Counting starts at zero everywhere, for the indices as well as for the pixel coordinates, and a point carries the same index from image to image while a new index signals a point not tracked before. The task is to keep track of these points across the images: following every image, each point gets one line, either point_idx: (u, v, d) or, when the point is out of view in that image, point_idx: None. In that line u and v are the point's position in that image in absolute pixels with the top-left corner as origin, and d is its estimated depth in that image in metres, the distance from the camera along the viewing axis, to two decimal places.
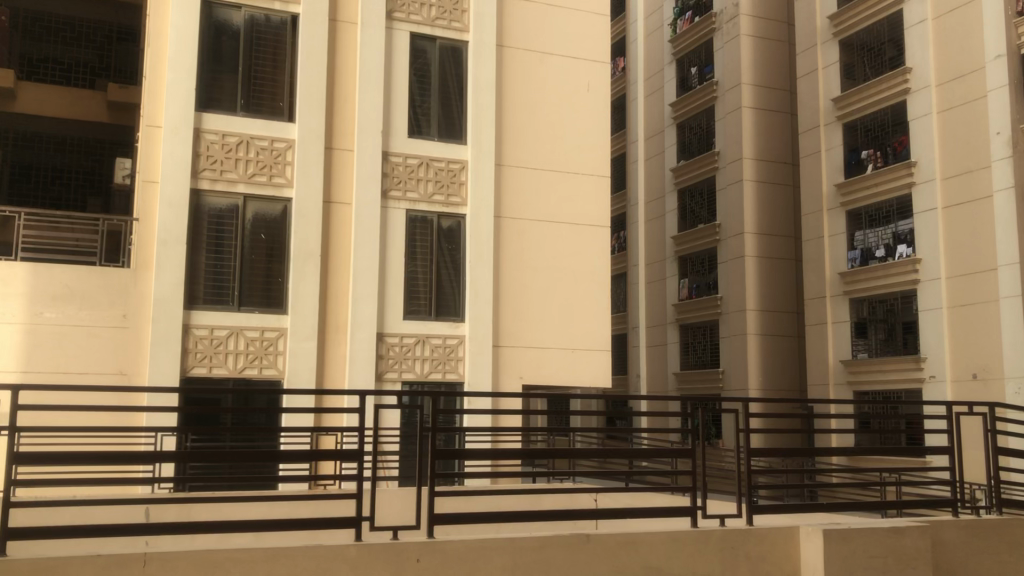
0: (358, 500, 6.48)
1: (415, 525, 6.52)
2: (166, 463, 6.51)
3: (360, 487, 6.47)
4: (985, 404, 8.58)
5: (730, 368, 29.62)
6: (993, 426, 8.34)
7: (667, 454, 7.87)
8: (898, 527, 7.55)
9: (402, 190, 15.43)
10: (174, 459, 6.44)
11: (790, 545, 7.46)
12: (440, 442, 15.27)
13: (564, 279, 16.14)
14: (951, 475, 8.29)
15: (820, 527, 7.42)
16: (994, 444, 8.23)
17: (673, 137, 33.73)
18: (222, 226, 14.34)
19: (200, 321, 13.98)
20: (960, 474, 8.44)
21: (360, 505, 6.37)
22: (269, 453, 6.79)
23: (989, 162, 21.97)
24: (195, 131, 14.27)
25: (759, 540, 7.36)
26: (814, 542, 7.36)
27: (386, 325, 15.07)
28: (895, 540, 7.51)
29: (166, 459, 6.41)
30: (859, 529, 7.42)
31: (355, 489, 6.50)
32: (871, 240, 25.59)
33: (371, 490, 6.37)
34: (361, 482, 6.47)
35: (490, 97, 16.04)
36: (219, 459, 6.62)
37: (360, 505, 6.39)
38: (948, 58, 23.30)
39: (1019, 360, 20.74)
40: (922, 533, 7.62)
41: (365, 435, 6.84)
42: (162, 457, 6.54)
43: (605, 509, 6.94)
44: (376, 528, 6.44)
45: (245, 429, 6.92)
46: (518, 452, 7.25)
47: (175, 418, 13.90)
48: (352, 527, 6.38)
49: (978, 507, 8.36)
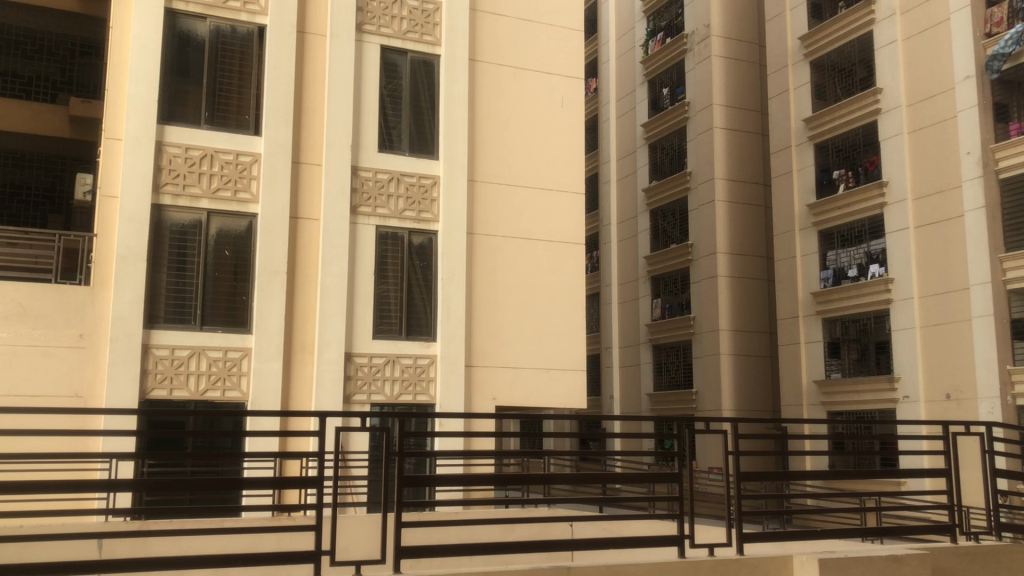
0: (320, 532, 5.99)
1: (379, 558, 5.99)
2: (120, 492, 6.06)
3: (320, 520, 5.99)
4: (982, 424, 8.25)
5: (703, 388, 29.36)
6: (991, 448, 8.01)
7: (650, 480, 7.43)
8: (897, 556, 7.23)
9: (372, 206, 15.02)
10: (130, 488, 5.98)
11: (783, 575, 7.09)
12: (410, 467, 14.82)
13: (537, 296, 15.80)
14: (950, 500, 7.94)
15: (815, 555, 7.08)
16: (992, 468, 7.91)
17: (645, 157, 33.64)
18: (185, 241, 13.86)
19: (161, 341, 13.46)
20: (957, 497, 8.10)
21: (320, 539, 5.90)
22: (229, 481, 6.34)
23: (960, 181, 21.92)
24: (157, 144, 13.80)
25: (751, 569, 6.99)
26: (809, 572, 7.01)
27: (355, 345, 14.60)
28: (894, 570, 7.20)
29: (121, 489, 5.94)
30: (858, 558, 7.08)
31: (315, 521, 6.02)
32: (843, 260, 25.51)
33: (334, 521, 5.89)
34: (321, 515, 6.00)
35: (463, 112, 15.73)
36: (178, 488, 6.17)
37: (319, 539, 5.93)
38: (918, 80, 23.33)
39: (991, 380, 20.56)
40: (921, 563, 7.30)
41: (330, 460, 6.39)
42: (118, 485, 6.10)
43: (587, 539, 6.51)
44: (338, 562, 5.94)
45: (209, 453, 6.50)
46: (492, 478, 6.85)
47: (134, 443, 13.35)
48: (313, 562, 5.88)
49: (977, 533, 8.03)
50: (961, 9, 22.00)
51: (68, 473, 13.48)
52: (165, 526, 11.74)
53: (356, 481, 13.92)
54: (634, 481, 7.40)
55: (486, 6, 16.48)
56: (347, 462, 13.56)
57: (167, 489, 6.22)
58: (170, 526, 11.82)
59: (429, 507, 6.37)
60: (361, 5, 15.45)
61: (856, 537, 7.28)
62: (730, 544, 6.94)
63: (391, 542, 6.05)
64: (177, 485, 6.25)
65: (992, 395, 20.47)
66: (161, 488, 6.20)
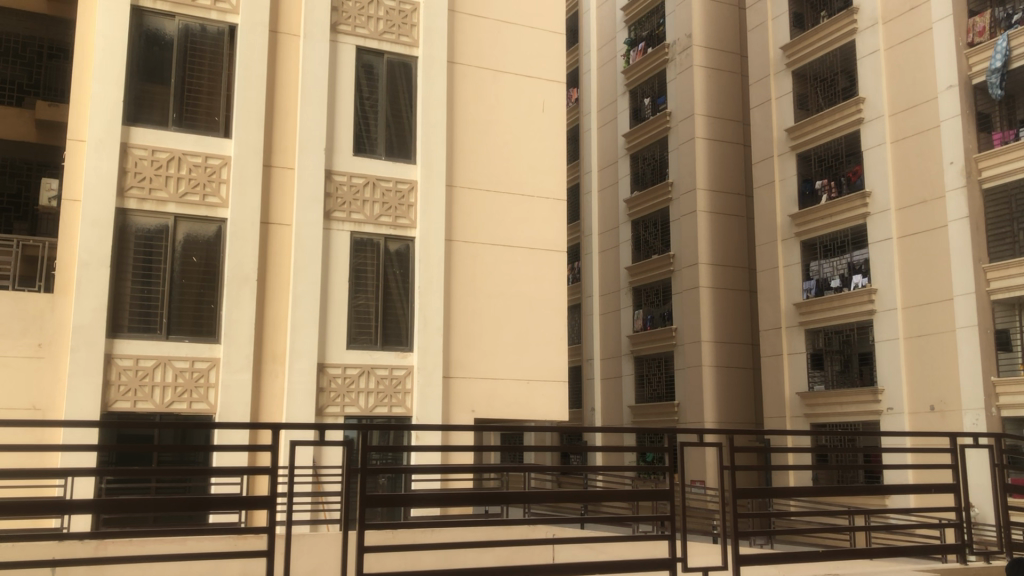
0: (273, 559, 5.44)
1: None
2: (76, 514, 5.58)
3: (272, 545, 5.55)
4: (990, 436, 7.88)
5: (686, 400, 28.97)
6: (1001, 461, 7.66)
7: (639, 497, 6.93)
8: None
9: (346, 211, 14.53)
10: (87, 511, 5.48)
11: None
12: (384, 483, 14.26)
13: (517, 306, 15.36)
14: (958, 516, 7.46)
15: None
16: (1002, 482, 7.52)
17: (626, 168, 33.35)
18: (151, 247, 13.32)
19: (124, 351, 12.89)
20: (966, 514, 7.67)
21: (271, 564, 5.47)
22: (192, 502, 5.89)
23: (943, 192, 21.66)
24: (122, 146, 13.27)
25: None
26: None
27: (327, 355, 14.08)
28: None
29: (77, 512, 5.44)
30: None
31: (268, 545, 5.51)
32: (826, 271, 25.22)
33: (287, 546, 5.46)
34: (274, 539, 5.56)
35: (441, 117, 15.28)
36: (139, 509, 5.71)
37: (270, 564, 5.51)
38: (901, 89, 23.11)
39: (976, 392, 20.27)
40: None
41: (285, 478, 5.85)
42: (76, 505, 5.62)
43: (568, 563, 6.03)
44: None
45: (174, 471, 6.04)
46: (467, 496, 6.36)
47: (96, 458, 12.78)
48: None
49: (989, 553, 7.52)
50: (943, 19, 21.84)
51: (26, 491, 12.90)
52: (124, 550, 11.17)
53: (328, 498, 13.39)
54: (618, 499, 6.89)
55: (464, 7, 16.06)
56: (318, 478, 13.01)
57: (128, 509, 5.75)
58: (129, 549, 11.27)
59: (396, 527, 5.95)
60: (336, 5, 14.99)
61: (861, 557, 6.72)
62: (725, 567, 6.39)
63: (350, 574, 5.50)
64: (139, 505, 5.77)
65: (977, 407, 20.16)
66: (121, 508, 5.72)
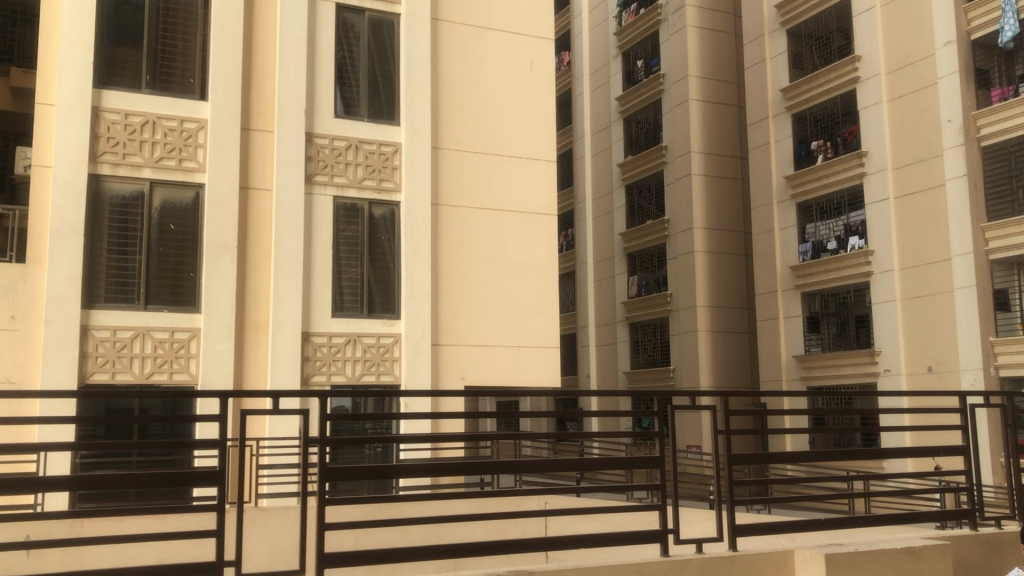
0: (220, 538, 4.87)
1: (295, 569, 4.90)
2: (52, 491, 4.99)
3: (222, 523, 4.92)
4: (1003, 396, 7.53)
5: (681, 365, 28.69)
6: (1014, 422, 7.33)
7: (627, 464, 6.56)
8: (914, 548, 6.29)
9: (328, 174, 14.08)
10: (56, 489, 4.93)
11: (781, 572, 6.13)
12: (374, 452, 13.94)
13: (509, 272, 14.97)
14: (969, 482, 7.11)
15: (821, 550, 6.11)
16: (1014, 445, 7.19)
17: (620, 132, 32.81)
18: (127, 214, 12.88)
19: (101, 322, 12.50)
20: (976, 478, 7.34)
21: (221, 546, 4.82)
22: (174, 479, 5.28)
23: (942, 150, 21.21)
24: (93, 110, 12.74)
25: (747, 568, 6.02)
26: (813, 568, 6.06)
27: (312, 324, 13.71)
28: (913, 565, 6.26)
29: (46, 490, 4.90)
30: (871, 553, 6.13)
31: (218, 524, 4.93)
32: (822, 233, 24.86)
33: (241, 523, 4.83)
34: (224, 517, 4.93)
35: (425, 76, 14.79)
36: (115, 485, 5.06)
37: (221, 546, 4.87)
38: (897, 46, 22.60)
39: (973, 352, 19.99)
40: (942, 556, 6.37)
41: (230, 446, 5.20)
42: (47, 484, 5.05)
43: (554, 536, 5.67)
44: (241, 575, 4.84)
45: (152, 444, 5.41)
46: (448, 467, 5.94)
47: (74, 433, 12.49)
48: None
49: (1001, 518, 7.19)
50: None
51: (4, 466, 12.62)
52: (99, 528, 10.88)
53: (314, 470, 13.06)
54: (608, 466, 6.52)
55: None
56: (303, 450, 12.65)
57: (104, 486, 5.16)
58: (104, 527, 10.96)
59: (376, 500, 5.41)
60: None
61: (866, 527, 6.36)
62: (721, 539, 6.03)
63: (308, 550, 4.97)
64: (119, 481, 5.15)
65: (975, 367, 19.88)
66: (96, 485, 5.15)
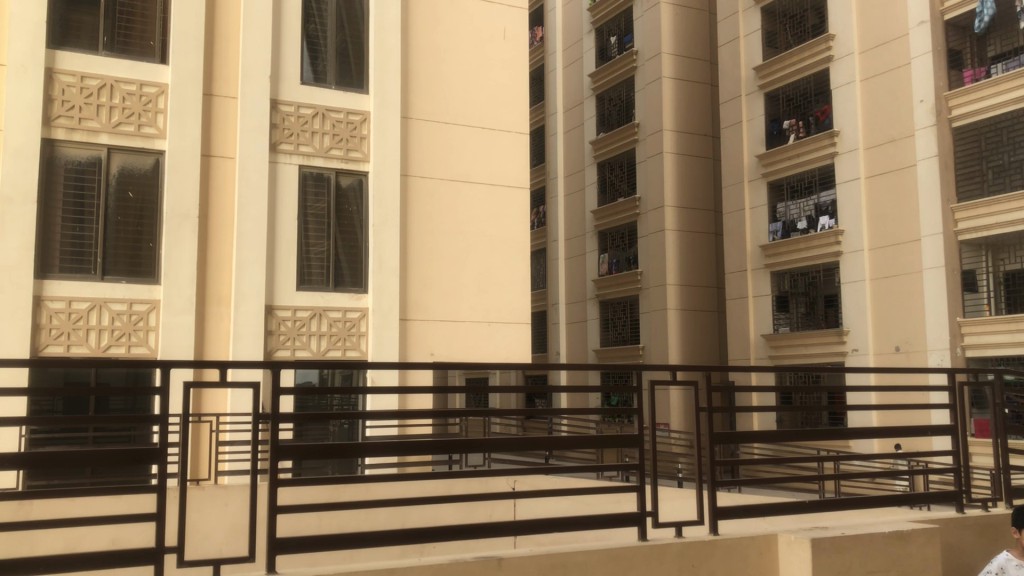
0: (161, 523, 4.59)
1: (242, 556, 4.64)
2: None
3: (163, 506, 4.63)
4: (990, 374, 7.37)
5: (650, 343, 28.59)
6: (1001, 403, 7.17)
7: (601, 443, 6.32)
8: (900, 532, 6.12)
9: (293, 143, 13.66)
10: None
11: (761, 558, 5.95)
12: (339, 429, 13.65)
13: (479, 245, 14.67)
14: (955, 465, 6.95)
15: (804, 535, 5.93)
16: (1000, 426, 7.04)
17: (592, 108, 32.49)
18: (83, 181, 12.42)
19: (55, 293, 12.03)
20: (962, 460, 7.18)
21: (162, 531, 4.54)
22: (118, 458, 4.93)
23: (913, 130, 21.13)
24: (47, 71, 12.19)
25: (726, 554, 5.82)
26: (796, 553, 5.88)
27: (276, 297, 13.34)
28: (898, 550, 6.09)
29: None
30: (856, 538, 5.94)
31: (158, 507, 4.63)
32: (793, 212, 24.80)
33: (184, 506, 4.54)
34: (166, 500, 4.64)
35: (395, 43, 14.38)
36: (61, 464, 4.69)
37: (162, 531, 4.58)
38: (871, 24, 22.44)
39: (941, 333, 20.02)
40: (928, 540, 6.21)
41: (175, 424, 4.89)
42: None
43: (522, 519, 5.43)
44: (184, 562, 4.56)
45: (99, 420, 5.06)
46: (411, 445, 5.66)
47: (25, 407, 12.05)
48: (152, 563, 4.51)
49: (986, 501, 7.05)
50: None
51: None
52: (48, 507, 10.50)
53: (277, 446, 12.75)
54: (581, 444, 6.28)
55: None
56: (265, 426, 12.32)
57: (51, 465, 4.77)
58: (55, 506, 10.59)
59: (333, 480, 5.14)
60: None
61: (851, 510, 6.17)
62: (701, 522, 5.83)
63: (257, 535, 4.70)
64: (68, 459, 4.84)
65: (942, 347, 19.92)
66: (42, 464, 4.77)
